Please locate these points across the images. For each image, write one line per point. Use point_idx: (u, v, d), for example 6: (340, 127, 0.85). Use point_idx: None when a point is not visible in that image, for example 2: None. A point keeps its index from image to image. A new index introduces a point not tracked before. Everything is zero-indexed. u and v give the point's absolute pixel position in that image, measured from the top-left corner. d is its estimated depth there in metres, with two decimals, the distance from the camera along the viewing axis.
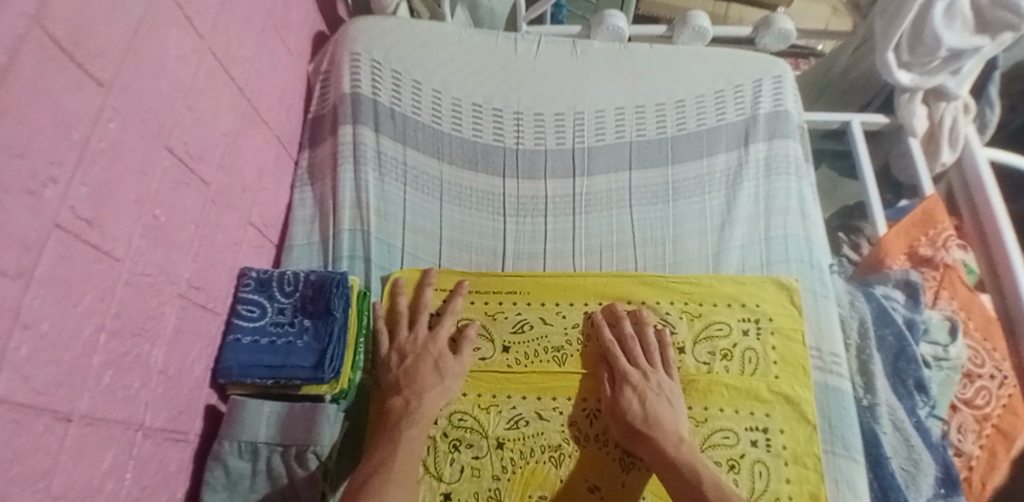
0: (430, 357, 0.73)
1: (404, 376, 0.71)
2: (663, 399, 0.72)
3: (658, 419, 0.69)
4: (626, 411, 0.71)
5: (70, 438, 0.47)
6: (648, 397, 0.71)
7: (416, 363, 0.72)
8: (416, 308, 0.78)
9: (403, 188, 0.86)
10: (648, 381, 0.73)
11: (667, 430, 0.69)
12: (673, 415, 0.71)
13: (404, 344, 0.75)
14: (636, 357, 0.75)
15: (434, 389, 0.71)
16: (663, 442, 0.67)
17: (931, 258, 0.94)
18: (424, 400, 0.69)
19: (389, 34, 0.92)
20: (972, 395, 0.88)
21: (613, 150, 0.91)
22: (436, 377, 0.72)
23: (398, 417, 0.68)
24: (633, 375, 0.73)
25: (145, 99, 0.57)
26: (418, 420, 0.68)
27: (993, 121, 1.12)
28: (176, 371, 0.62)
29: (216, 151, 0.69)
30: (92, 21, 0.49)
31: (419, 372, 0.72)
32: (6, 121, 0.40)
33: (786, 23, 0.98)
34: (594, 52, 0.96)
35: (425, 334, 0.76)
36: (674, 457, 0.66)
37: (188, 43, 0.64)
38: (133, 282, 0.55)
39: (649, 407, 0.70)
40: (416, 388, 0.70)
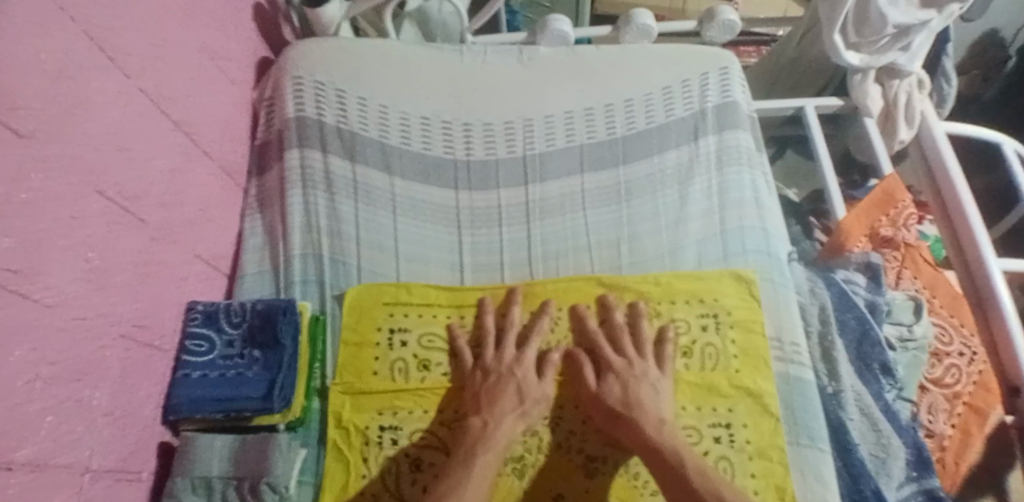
0: (514, 381, 0.73)
1: (484, 398, 0.72)
2: (648, 385, 0.72)
3: (641, 403, 0.69)
4: (607, 396, 0.71)
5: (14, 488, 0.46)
6: (631, 382, 0.72)
7: (500, 386, 0.72)
8: (507, 326, 0.78)
9: (355, 205, 0.85)
10: (632, 369, 0.73)
11: (648, 412, 0.68)
12: (655, 399, 0.70)
13: (488, 362, 0.75)
14: (624, 347, 0.76)
15: (511, 413, 0.70)
16: (646, 426, 0.67)
17: (892, 238, 0.93)
18: (502, 424, 0.69)
19: (331, 55, 0.92)
20: (941, 374, 0.86)
21: (565, 154, 0.91)
22: (517, 399, 0.71)
23: (474, 439, 0.67)
24: (617, 362, 0.74)
25: (71, 142, 0.56)
26: (492, 443, 0.67)
27: (952, 94, 1.10)
28: (123, 412, 0.62)
29: (155, 188, 0.69)
30: (11, 68, 0.49)
31: (502, 395, 0.71)
32: None
33: (730, 14, 0.97)
34: (541, 57, 0.96)
35: (513, 356, 0.75)
36: (656, 440, 0.66)
37: (114, 82, 0.63)
38: (69, 328, 0.55)
39: (632, 391, 0.71)
40: (494, 411, 0.70)
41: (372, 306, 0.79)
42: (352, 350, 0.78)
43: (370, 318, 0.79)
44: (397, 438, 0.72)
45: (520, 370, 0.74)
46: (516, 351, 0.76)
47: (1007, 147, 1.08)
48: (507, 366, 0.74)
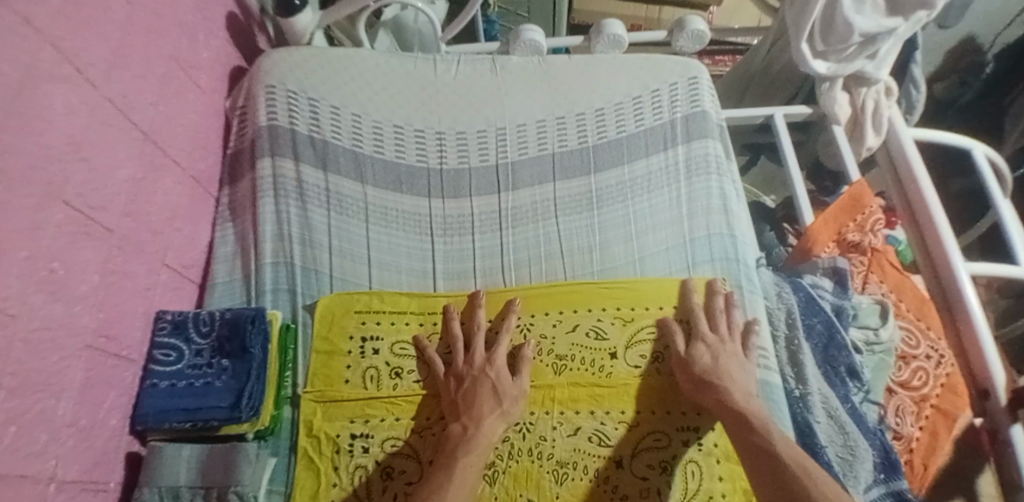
0: (488, 381, 0.73)
1: (462, 401, 0.71)
2: (736, 361, 0.73)
3: (729, 374, 0.71)
4: (695, 363, 0.73)
5: None
6: (720, 354, 0.73)
7: (474, 388, 0.72)
8: (474, 331, 0.78)
9: (328, 214, 0.85)
10: (723, 345, 0.75)
11: (736, 384, 0.70)
12: (739, 374, 0.72)
13: (460, 368, 0.75)
14: (718, 325, 0.77)
15: (491, 414, 0.70)
16: (734, 395, 0.69)
17: (860, 243, 0.95)
18: (483, 427, 0.68)
19: (302, 64, 0.92)
20: (907, 377, 0.86)
21: (536, 163, 0.92)
22: (496, 401, 0.71)
23: (455, 443, 0.67)
24: (709, 335, 0.75)
25: (34, 153, 0.56)
26: (475, 445, 0.66)
27: (920, 101, 1.10)
28: (88, 423, 0.62)
29: (119, 198, 0.69)
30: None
31: (481, 398, 0.71)
32: None
33: (698, 24, 0.99)
34: (513, 68, 0.97)
35: (483, 358, 0.75)
36: (742, 408, 0.68)
37: (79, 93, 0.63)
38: (30, 339, 0.54)
39: (720, 362, 0.72)
40: (475, 414, 0.69)
41: (343, 315, 0.79)
42: (323, 358, 0.78)
43: (342, 327, 0.79)
44: (368, 446, 0.72)
45: (495, 370, 0.73)
46: (488, 354, 0.76)
47: (975, 150, 1.08)
48: (476, 371, 0.74)
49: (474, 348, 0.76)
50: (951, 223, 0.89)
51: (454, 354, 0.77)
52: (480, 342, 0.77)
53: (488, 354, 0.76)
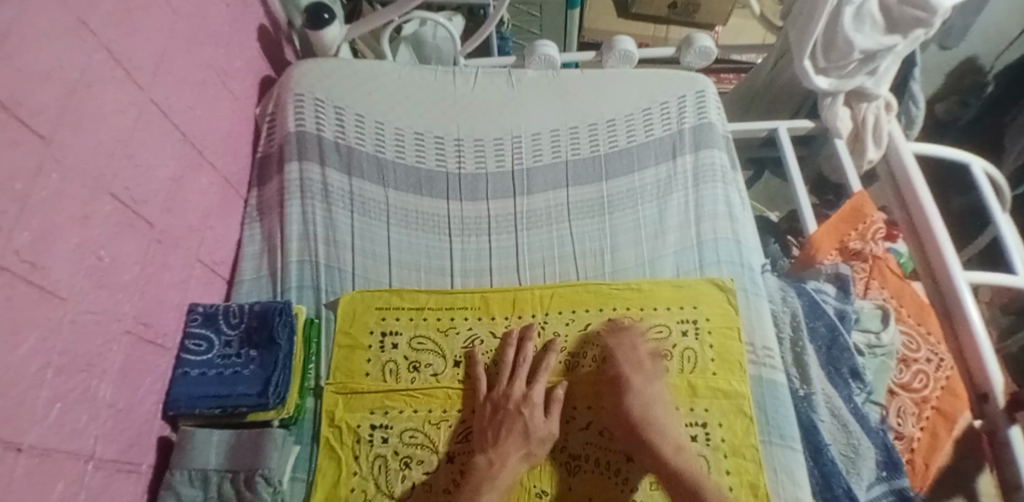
0: (521, 419, 0.73)
1: (493, 435, 0.73)
2: (663, 407, 0.74)
3: (658, 426, 0.71)
4: (630, 411, 0.73)
5: (20, 467, 0.49)
6: (650, 402, 0.73)
7: (507, 423, 0.73)
8: (519, 361, 0.79)
9: (351, 215, 0.89)
10: (646, 389, 0.75)
11: (665, 435, 0.71)
12: (664, 417, 0.73)
13: (498, 397, 0.76)
14: (635, 363, 0.77)
15: (515, 453, 0.71)
16: (663, 448, 0.70)
17: (861, 251, 0.98)
18: (508, 464, 0.70)
19: (329, 74, 0.97)
20: (909, 379, 0.88)
21: (550, 170, 0.96)
22: (524, 440, 0.72)
23: (479, 478, 0.68)
24: (634, 380, 0.75)
25: (86, 149, 0.60)
26: (498, 483, 0.68)
27: (920, 116, 1.14)
28: (126, 405, 0.65)
29: (159, 194, 0.73)
30: (33, 82, 0.53)
31: (510, 435, 0.72)
32: None
33: (706, 41, 1.04)
34: (528, 80, 1.02)
35: (521, 392, 0.76)
36: (674, 464, 0.68)
37: (127, 95, 0.68)
38: (78, 321, 0.58)
39: (648, 412, 0.72)
40: (501, 450, 0.71)
41: (364, 311, 0.83)
42: (345, 351, 0.81)
43: (363, 322, 0.82)
44: (388, 436, 0.75)
45: (529, 409, 0.74)
46: (526, 388, 0.76)
47: (975, 166, 1.12)
48: (514, 403, 0.74)
49: (516, 379, 0.76)
50: (949, 233, 0.93)
51: (498, 379, 0.78)
52: (523, 375, 0.77)
53: (529, 383, 0.77)
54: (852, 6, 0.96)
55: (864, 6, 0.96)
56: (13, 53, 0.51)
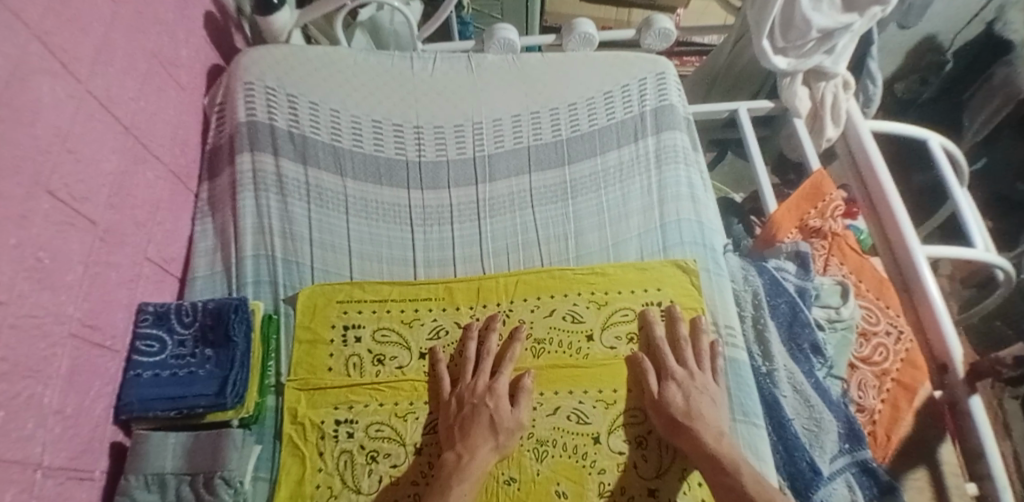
0: (486, 411, 0.72)
1: (459, 428, 0.71)
2: (708, 396, 0.74)
3: (701, 414, 0.72)
4: (669, 404, 0.73)
5: None
6: (692, 393, 0.74)
7: (473, 415, 0.72)
8: (483, 353, 0.78)
9: (308, 207, 0.87)
10: (693, 380, 0.75)
11: (707, 424, 0.71)
12: (710, 407, 0.73)
13: (464, 390, 0.75)
14: (684, 357, 0.78)
15: (485, 445, 0.70)
16: (703, 435, 0.70)
17: (820, 228, 0.99)
18: (478, 455, 0.68)
19: (281, 62, 0.94)
20: (869, 352, 0.90)
21: (512, 155, 0.95)
22: (491, 433, 0.70)
23: (449, 471, 0.67)
24: (678, 372, 0.76)
25: (21, 144, 0.57)
26: (468, 475, 0.67)
27: (877, 95, 1.16)
28: (74, 410, 0.62)
29: (103, 191, 0.69)
30: None
31: (477, 428, 0.71)
32: None
33: (665, 22, 1.03)
34: (488, 64, 1.01)
35: (486, 384, 0.75)
36: (715, 449, 0.68)
37: (64, 88, 0.64)
38: (19, 325, 0.55)
39: (693, 402, 0.73)
40: (469, 444, 0.69)
41: (325, 305, 0.81)
42: (306, 347, 0.79)
43: (324, 317, 0.80)
44: (353, 431, 0.74)
45: (494, 399, 0.73)
46: (490, 380, 0.75)
47: (931, 141, 1.15)
48: (479, 396, 0.74)
49: (479, 373, 0.76)
50: (907, 209, 0.95)
51: (462, 374, 0.77)
52: (486, 367, 0.76)
53: (492, 376, 0.76)
54: None
55: None
56: None
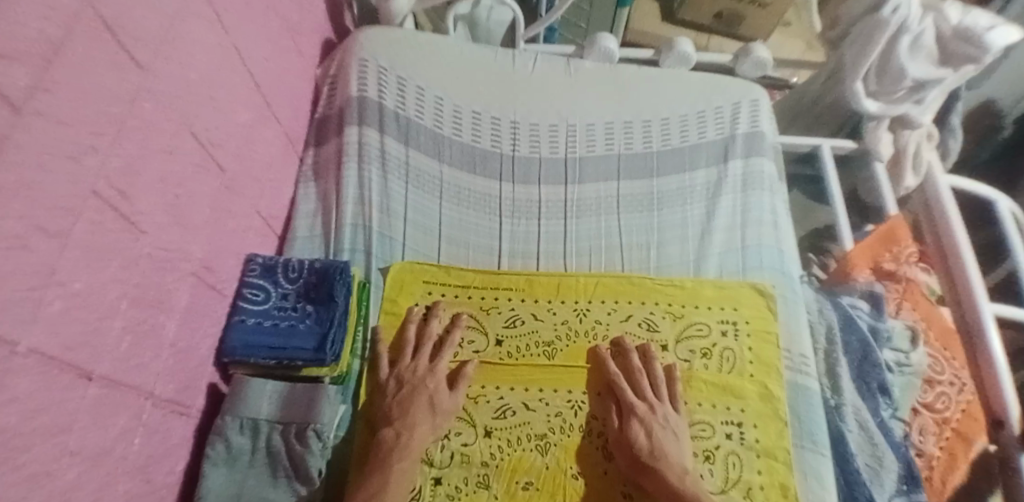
0: (426, 392, 0.75)
1: (398, 407, 0.73)
2: (671, 433, 0.74)
3: (665, 453, 0.72)
4: (634, 443, 0.73)
5: (89, 397, 0.50)
6: (655, 430, 0.74)
7: (411, 395, 0.74)
8: (424, 336, 0.79)
9: (405, 186, 0.90)
10: (655, 414, 0.75)
11: (672, 463, 0.72)
12: (674, 445, 0.73)
13: (403, 371, 0.76)
14: (642, 391, 0.78)
15: (424, 425, 0.72)
16: (668, 474, 0.70)
17: (894, 272, 0.99)
18: (416, 433, 0.71)
19: (394, 44, 0.98)
20: (932, 399, 0.87)
21: (602, 161, 0.97)
22: (429, 414, 0.73)
23: (389, 448, 0.69)
24: (639, 407, 0.76)
25: (175, 86, 0.60)
26: (408, 452, 0.69)
27: (956, 150, 1.16)
28: (186, 346, 0.65)
29: (232, 140, 0.73)
30: (132, 7, 0.53)
31: (416, 408, 0.73)
32: (55, 92, 0.44)
33: (763, 52, 1.06)
34: (586, 71, 1.03)
35: (426, 367, 0.77)
36: (680, 488, 0.69)
37: (214, 38, 0.67)
38: (154, 255, 0.58)
39: (656, 441, 0.73)
40: (408, 422, 0.71)
41: (413, 282, 0.84)
42: (393, 319, 0.82)
43: (411, 293, 0.83)
44: None
45: (433, 380, 0.76)
46: (432, 364, 0.77)
47: None
48: (418, 378, 0.76)
49: (420, 356, 0.78)
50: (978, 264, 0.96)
51: (402, 356, 0.78)
52: (427, 352, 0.78)
53: (433, 361, 0.78)
54: (909, 35, 0.98)
55: (920, 37, 0.99)
56: None
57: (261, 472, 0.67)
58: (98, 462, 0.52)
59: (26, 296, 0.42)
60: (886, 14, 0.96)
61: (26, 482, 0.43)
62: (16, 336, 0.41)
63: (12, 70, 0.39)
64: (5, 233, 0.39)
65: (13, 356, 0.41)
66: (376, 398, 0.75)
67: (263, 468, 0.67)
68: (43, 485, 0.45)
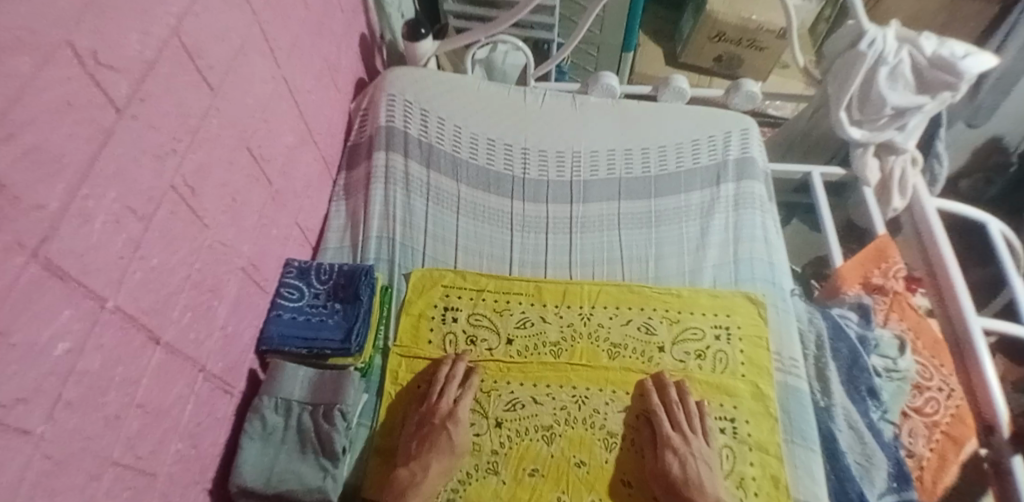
0: (446, 433, 0.78)
1: (420, 444, 0.78)
2: (704, 463, 0.78)
3: (699, 484, 0.76)
4: (669, 472, 0.77)
5: (155, 359, 0.59)
6: (690, 462, 0.77)
7: (435, 436, 0.78)
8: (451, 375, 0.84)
9: (426, 202, 1.00)
10: (689, 446, 0.79)
11: (705, 493, 0.75)
12: (706, 474, 0.77)
13: (426, 410, 0.81)
14: (678, 422, 0.80)
15: (439, 464, 0.76)
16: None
17: (882, 286, 1.05)
18: (430, 473, 0.75)
19: (419, 81, 1.10)
20: (921, 404, 0.95)
21: (605, 184, 1.06)
22: (446, 454, 0.77)
23: (403, 486, 0.75)
24: (674, 439, 0.79)
25: (237, 108, 0.72)
26: (421, 489, 0.75)
27: (943, 175, 1.23)
28: (233, 331, 0.74)
29: (279, 158, 0.84)
30: (208, 42, 0.65)
31: (434, 448, 0.77)
32: (147, 103, 0.55)
33: (752, 86, 1.16)
34: (591, 105, 1.14)
35: (448, 407, 0.81)
36: None
37: (269, 71, 0.80)
38: (213, 247, 0.68)
39: (689, 471, 0.77)
40: (423, 462, 0.76)
41: (431, 286, 0.92)
42: (413, 319, 0.90)
43: (430, 296, 0.92)
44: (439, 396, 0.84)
45: (453, 424, 0.79)
46: (454, 403, 0.81)
47: (992, 225, 1.21)
48: (440, 418, 0.80)
49: (443, 395, 0.82)
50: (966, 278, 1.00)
51: (430, 392, 0.83)
52: (450, 391, 0.82)
53: (456, 397, 0.82)
54: (887, 66, 1.06)
55: (898, 67, 1.06)
56: (199, 14, 0.63)
57: (292, 448, 0.74)
58: (158, 420, 0.60)
59: (116, 264, 0.52)
60: (863, 47, 1.05)
61: (99, 419, 0.51)
62: (105, 293, 0.51)
63: (115, 80, 0.50)
64: (104, 209, 0.50)
65: (102, 310, 0.51)
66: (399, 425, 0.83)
67: (293, 445, 0.74)
68: (113, 426, 0.53)
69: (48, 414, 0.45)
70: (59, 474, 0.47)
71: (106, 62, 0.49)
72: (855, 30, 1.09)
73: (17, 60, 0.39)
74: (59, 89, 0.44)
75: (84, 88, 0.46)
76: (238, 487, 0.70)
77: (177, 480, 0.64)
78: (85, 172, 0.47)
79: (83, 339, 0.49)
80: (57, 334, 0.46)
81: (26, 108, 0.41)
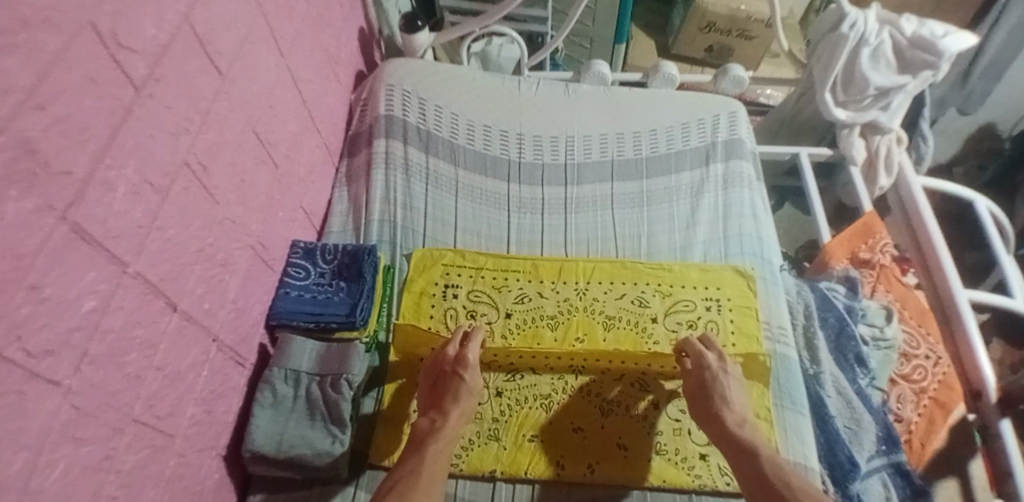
0: (462, 384, 0.80)
1: (438, 392, 0.81)
2: (734, 382, 0.82)
3: (728, 401, 0.80)
4: (711, 374, 0.81)
5: (172, 325, 0.63)
6: (725, 377, 0.82)
7: (445, 384, 0.81)
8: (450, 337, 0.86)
9: (425, 187, 1.04)
10: (722, 366, 0.83)
11: (733, 411, 0.80)
12: (734, 395, 0.81)
13: (437, 364, 0.83)
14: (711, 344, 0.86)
15: (458, 411, 0.79)
16: (725, 414, 0.79)
17: (869, 260, 1.08)
18: (449, 419, 0.78)
19: (417, 72, 1.14)
20: (909, 371, 0.97)
21: (599, 166, 1.10)
22: (463, 397, 0.80)
23: (424, 434, 0.77)
24: (711, 360, 0.82)
25: (244, 93, 0.76)
26: (440, 436, 0.77)
27: (929, 154, 1.26)
28: (244, 305, 0.78)
29: (284, 143, 0.88)
30: (217, 28, 0.69)
31: (449, 393, 0.80)
32: (161, 84, 0.59)
33: (739, 70, 1.20)
34: (583, 91, 1.18)
35: (455, 356, 0.83)
36: (734, 433, 0.78)
37: (273, 60, 0.84)
38: (224, 223, 0.72)
39: (717, 385, 0.80)
40: (443, 410, 0.79)
41: (432, 265, 0.96)
42: (415, 296, 0.94)
43: (430, 275, 0.95)
44: None
45: (462, 369, 0.82)
46: (460, 349, 0.84)
47: (980, 204, 1.23)
48: (450, 365, 0.82)
49: (447, 345, 0.84)
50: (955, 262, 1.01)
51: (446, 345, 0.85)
52: (457, 338, 0.86)
53: (463, 345, 0.85)
54: (869, 47, 1.09)
55: (880, 48, 1.09)
56: (208, 3, 0.66)
57: (302, 417, 0.78)
58: (176, 383, 0.64)
59: (136, 232, 0.56)
60: (845, 30, 1.08)
61: (121, 377, 0.55)
62: (126, 259, 0.55)
63: (134, 60, 0.54)
64: (125, 179, 0.54)
65: (123, 274, 0.54)
66: (406, 401, 0.86)
67: (302, 413, 0.78)
68: (134, 384, 0.57)
69: (75, 367, 0.49)
70: (85, 424, 0.50)
71: (125, 43, 0.53)
72: (837, 13, 1.13)
73: (45, 36, 0.43)
74: (84, 66, 0.48)
75: (105, 66, 0.50)
76: (251, 453, 0.74)
77: (192, 443, 0.67)
78: (107, 143, 0.51)
79: (107, 299, 0.52)
80: (83, 292, 0.49)
81: (54, 82, 0.45)
